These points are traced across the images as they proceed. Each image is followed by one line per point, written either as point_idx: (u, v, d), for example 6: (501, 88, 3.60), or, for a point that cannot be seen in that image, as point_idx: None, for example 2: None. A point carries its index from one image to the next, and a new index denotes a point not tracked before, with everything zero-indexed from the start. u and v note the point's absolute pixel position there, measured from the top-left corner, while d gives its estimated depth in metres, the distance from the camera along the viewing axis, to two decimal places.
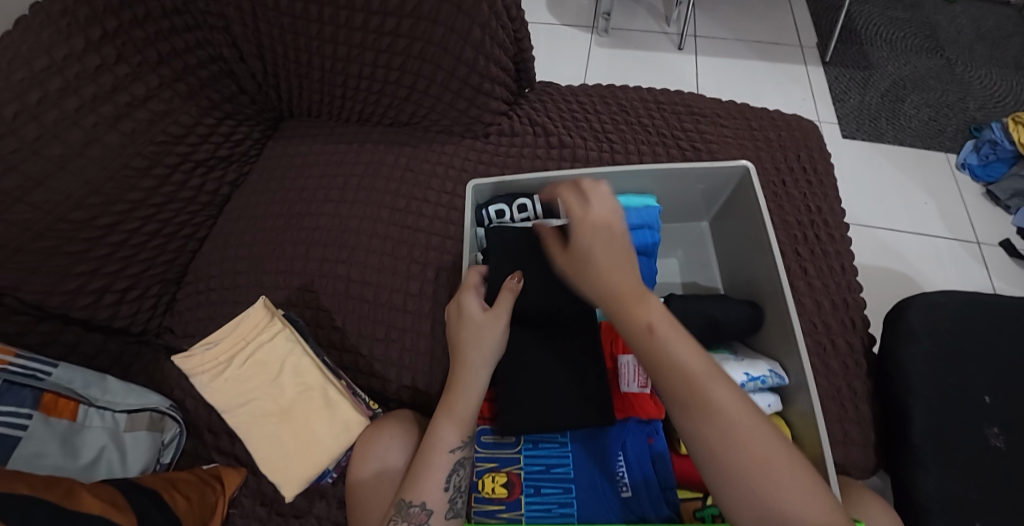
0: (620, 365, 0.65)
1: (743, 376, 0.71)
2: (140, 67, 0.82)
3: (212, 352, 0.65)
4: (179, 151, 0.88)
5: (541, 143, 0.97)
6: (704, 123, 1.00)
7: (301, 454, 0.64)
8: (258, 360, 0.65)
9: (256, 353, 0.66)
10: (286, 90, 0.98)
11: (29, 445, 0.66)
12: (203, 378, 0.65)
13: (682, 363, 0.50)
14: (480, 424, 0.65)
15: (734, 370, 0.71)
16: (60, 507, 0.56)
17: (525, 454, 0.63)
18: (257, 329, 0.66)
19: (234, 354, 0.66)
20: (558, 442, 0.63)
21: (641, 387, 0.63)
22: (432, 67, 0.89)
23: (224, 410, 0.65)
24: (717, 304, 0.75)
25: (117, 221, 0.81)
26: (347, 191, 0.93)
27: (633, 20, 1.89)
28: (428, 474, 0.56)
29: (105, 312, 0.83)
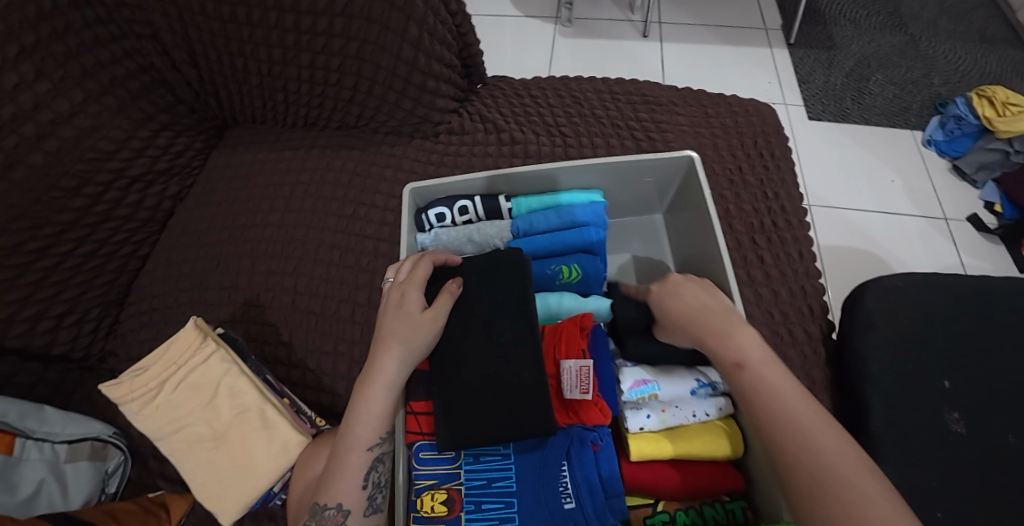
0: (563, 370, 0.63)
1: (694, 383, 0.65)
2: (63, 82, 0.78)
3: (141, 378, 0.62)
4: (113, 167, 0.84)
5: (493, 140, 0.95)
6: (659, 112, 0.98)
7: (239, 479, 0.61)
8: (190, 383, 0.63)
9: (188, 376, 0.63)
10: (225, 97, 0.94)
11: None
12: (132, 407, 0.62)
13: (749, 361, 0.56)
14: (419, 439, 0.63)
15: (684, 377, 0.65)
16: None
17: (466, 468, 0.61)
18: (189, 351, 0.63)
19: (165, 379, 0.63)
20: (500, 454, 0.61)
21: (583, 393, 0.62)
22: (372, 67, 0.86)
23: (156, 439, 0.62)
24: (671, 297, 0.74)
25: (47, 244, 0.78)
26: (293, 199, 0.90)
27: (597, 9, 1.86)
28: (344, 472, 0.55)
29: (41, 340, 0.79)
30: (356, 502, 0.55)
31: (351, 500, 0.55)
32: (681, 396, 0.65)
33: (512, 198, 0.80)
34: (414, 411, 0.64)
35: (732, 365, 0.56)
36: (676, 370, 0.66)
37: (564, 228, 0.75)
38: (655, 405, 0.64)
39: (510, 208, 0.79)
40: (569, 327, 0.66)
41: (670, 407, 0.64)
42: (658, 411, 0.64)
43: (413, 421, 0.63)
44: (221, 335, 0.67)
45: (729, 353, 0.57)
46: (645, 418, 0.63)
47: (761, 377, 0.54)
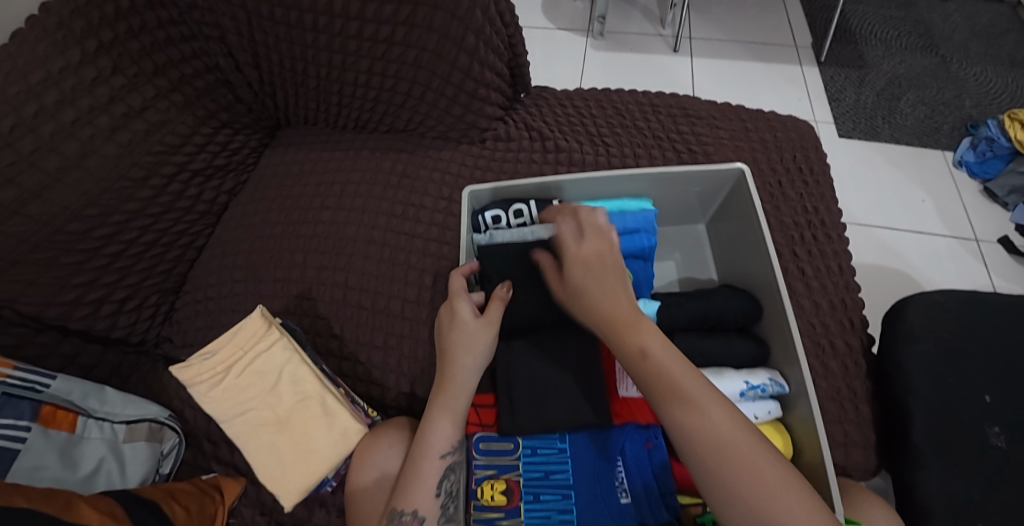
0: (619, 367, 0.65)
1: (743, 385, 0.70)
2: (136, 78, 0.82)
3: (209, 362, 0.65)
4: (177, 161, 0.88)
5: (537, 148, 0.97)
6: (700, 125, 1.00)
7: (301, 463, 0.63)
8: (256, 369, 0.65)
9: (253, 363, 0.65)
10: (283, 98, 0.98)
11: (29, 458, 0.66)
12: (201, 389, 0.64)
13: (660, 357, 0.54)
14: (479, 431, 0.65)
15: (733, 379, 0.70)
16: (61, 519, 0.55)
17: (524, 460, 0.63)
18: (255, 338, 0.66)
19: (233, 364, 0.65)
20: (557, 448, 0.63)
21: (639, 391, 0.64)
22: (427, 74, 0.89)
23: (222, 421, 0.65)
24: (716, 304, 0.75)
25: (115, 231, 0.81)
26: (345, 198, 0.93)
27: (629, 23, 1.90)
28: (420, 481, 0.57)
29: (104, 323, 0.83)
30: (430, 511, 0.57)
31: (425, 508, 0.57)
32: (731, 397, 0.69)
33: (565, 204, 0.82)
34: (474, 403, 0.66)
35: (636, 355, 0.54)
36: (726, 372, 0.71)
37: (617, 235, 0.77)
38: None
39: None
40: None
41: None
42: None
43: (472, 413, 0.66)
44: (284, 324, 0.70)
45: (631, 342, 0.55)
46: None
47: (695, 409, 0.51)
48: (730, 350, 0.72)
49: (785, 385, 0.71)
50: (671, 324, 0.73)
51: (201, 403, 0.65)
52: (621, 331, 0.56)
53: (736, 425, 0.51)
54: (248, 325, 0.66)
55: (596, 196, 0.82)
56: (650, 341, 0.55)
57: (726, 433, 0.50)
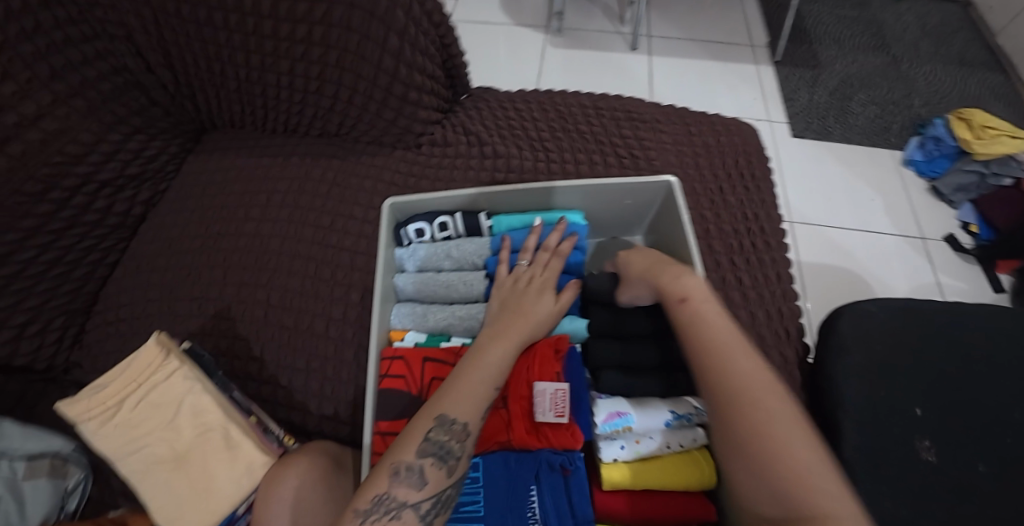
0: (536, 392, 0.61)
1: (668, 415, 0.63)
2: (30, 84, 0.75)
3: (100, 396, 0.60)
4: (81, 172, 0.81)
5: (475, 153, 0.95)
6: (643, 128, 0.97)
7: (199, 502, 0.59)
8: (151, 401, 0.60)
9: (149, 394, 0.60)
10: (203, 101, 0.93)
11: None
12: (90, 426, 0.59)
13: (691, 297, 0.62)
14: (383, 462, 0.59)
15: (658, 408, 0.64)
16: None
17: None
18: (151, 368, 0.61)
19: (127, 397, 0.60)
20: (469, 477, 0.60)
21: (557, 416, 0.60)
22: (352, 76, 0.85)
23: (113, 459, 0.60)
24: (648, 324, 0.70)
25: (9, 250, 0.74)
26: (270, 208, 0.90)
27: (588, 20, 1.87)
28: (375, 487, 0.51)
29: (2, 351, 0.76)
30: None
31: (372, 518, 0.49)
32: (655, 427, 0.63)
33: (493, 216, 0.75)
34: (382, 431, 0.59)
35: (676, 301, 0.62)
36: (651, 400, 0.64)
37: None
38: (630, 436, 0.63)
39: (491, 225, 0.73)
40: (544, 348, 0.63)
41: (645, 439, 0.62)
42: (632, 442, 0.62)
43: (378, 442, 0.59)
44: (187, 351, 0.65)
45: (675, 292, 0.63)
46: (620, 449, 0.62)
47: (689, 315, 0.61)
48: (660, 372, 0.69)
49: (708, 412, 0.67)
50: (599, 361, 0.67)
51: (90, 439, 0.60)
52: (663, 284, 0.64)
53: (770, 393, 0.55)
54: (144, 353, 0.61)
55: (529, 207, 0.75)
56: (691, 287, 0.63)
57: (760, 396, 0.54)
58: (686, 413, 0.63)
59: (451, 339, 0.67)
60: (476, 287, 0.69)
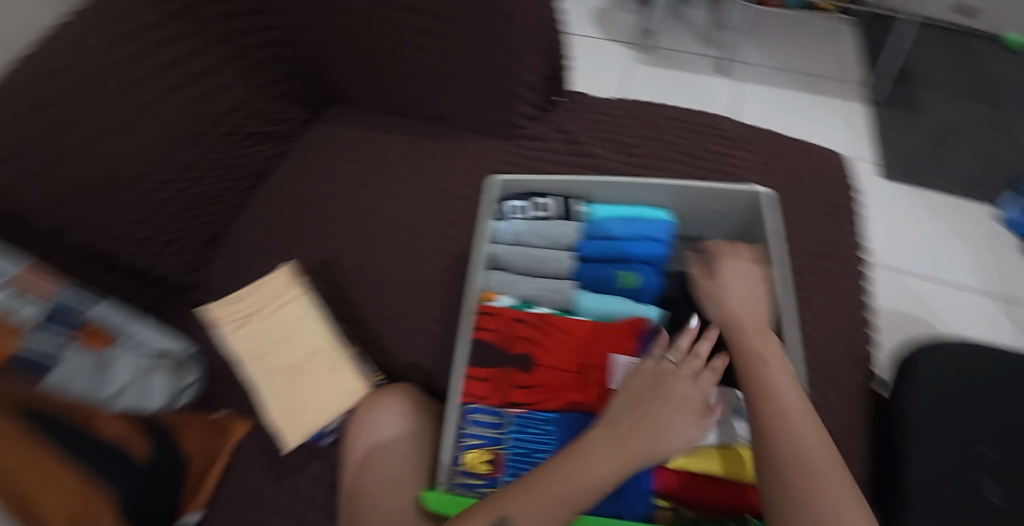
0: (614, 363, 0.62)
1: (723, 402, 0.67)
2: (203, 42, 0.86)
3: (237, 306, 0.73)
4: (229, 124, 0.94)
5: (565, 150, 1.01)
6: (731, 146, 1.00)
7: (309, 413, 0.69)
8: (277, 317, 0.72)
9: (275, 311, 0.73)
10: (331, 76, 1.05)
11: (64, 370, 0.67)
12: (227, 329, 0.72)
13: (751, 320, 0.61)
14: (472, 402, 0.62)
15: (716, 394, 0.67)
16: (87, 433, 0.62)
17: (512, 435, 0.60)
18: (278, 291, 0.74)
19: (258, 310, 0.73)
20: (544, 428, 0.60)
21: (631, 386, 0.60)
22: (469, 67, 0.94)
23: (240, 360, 0.72)
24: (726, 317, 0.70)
25: (167, 180, 0.86)
26: (377, 176, 0.99)
27: (679, 40, 1.90)
28: None
29: (146, 261, 0.87)
30: None
31: None
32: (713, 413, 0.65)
33: (586, 203, 0.78)
34: (471, 375, 0.63)
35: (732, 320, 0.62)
36: None
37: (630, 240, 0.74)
38: None
39: (584, 212, 0.77)
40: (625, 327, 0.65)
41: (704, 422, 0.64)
42: None
43: (468, 384, 0.62)
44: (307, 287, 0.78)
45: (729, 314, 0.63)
46: None
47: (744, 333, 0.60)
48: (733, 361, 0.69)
49: None
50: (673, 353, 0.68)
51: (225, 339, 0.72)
52: (727, 305, 0.64)
53: (800, 406, 0.53)
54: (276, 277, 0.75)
55: (620, 199, 0.78)
56: (747, 311, 0.62)
57: (784, 401, 0.52)
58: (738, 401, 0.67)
59: (537, 306, 0.71)
60: (564, 266, 0.74)
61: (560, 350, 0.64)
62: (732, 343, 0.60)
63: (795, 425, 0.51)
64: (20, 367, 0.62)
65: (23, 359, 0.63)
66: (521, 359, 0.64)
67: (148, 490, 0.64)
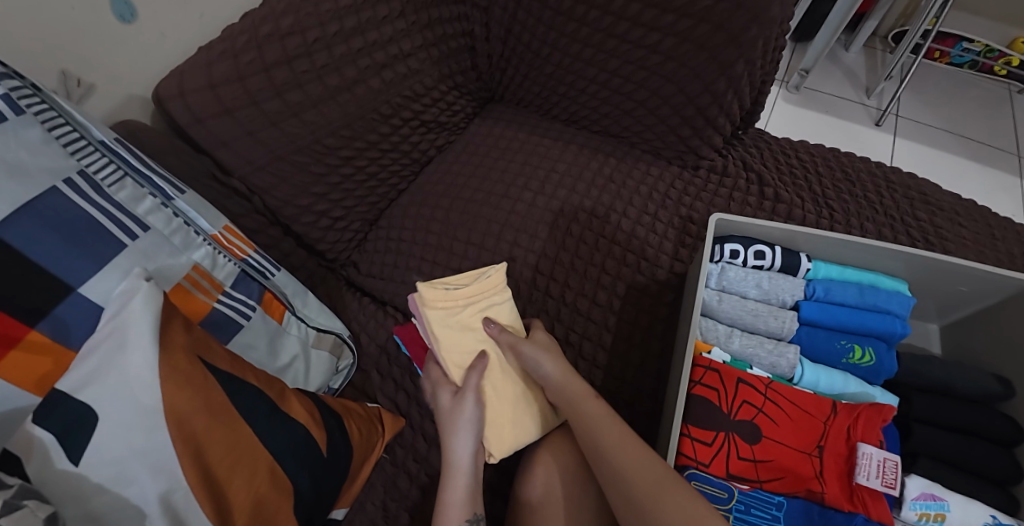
0: (860, 454, 0.55)
1: (988, 518, 0.55)
2: (413, 25, 0.83)
3: (455, 294, 0.68)
4: (414, 109, 0.90)
5: (752, 191, 0.94)
6: (941, 217, 0.89)
7: (518, 423, 0.69)
8: (489, 316, 0.70)
9: (488, 309, 0.70)
10: (511, 75, 1.01)
11: (245, 335, 0.65)
12: (439, 316, 0.68)
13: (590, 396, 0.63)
14: (690, 467, 0.55)
15: (976, 508, 0.56)
16: (277, 408, 0.58)
17: (734, 515, 0.53)
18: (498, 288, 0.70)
19: (474, 303, 0.69)
20: (772, 512, 0.54)
21: (883, 486, 0.54)
22: (674, 88, 0.88)
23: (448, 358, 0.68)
24: (979, 413, 0.61)
25: (353, 155, 0.83)
26: (548, 185, 0.94)
27: (829, 82, 1.78)
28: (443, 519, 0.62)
29: (317, 234, 0.85)
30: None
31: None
32: None
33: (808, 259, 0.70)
34: (692, 436, 0.56)
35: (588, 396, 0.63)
36: (969, 497, 0.57)
37: (864, 310, 0.65)
38: None
39: (809, 270, 0.68)
40: (868, 410, 0.57)
41: None
42: None
43: (686, 445, 0.56)
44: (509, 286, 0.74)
45: (580, 404, 0.62)
46: None
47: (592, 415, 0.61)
48: (989, 464, 0.60)
49: None
50: (919, 445, 0.60)
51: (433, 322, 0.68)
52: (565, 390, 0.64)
53: (647, 473, 0.53)
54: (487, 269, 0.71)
55: (848, 261, 0.70)
56: (576, 389, 0.64)
57: (631, 473, 0.54)
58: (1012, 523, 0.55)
59: (754, 369, 0.62)
60: (787, 326, 0.65)
61: (791, 425, 0.56)
62: (579, 423, 0.61)
63: (646, 492, 0.52)
64: (213, 324, 0.62)
65: (217, 315, 0.62)
66: (746, 428, 0.56)
67: (321, 482, 0.60)
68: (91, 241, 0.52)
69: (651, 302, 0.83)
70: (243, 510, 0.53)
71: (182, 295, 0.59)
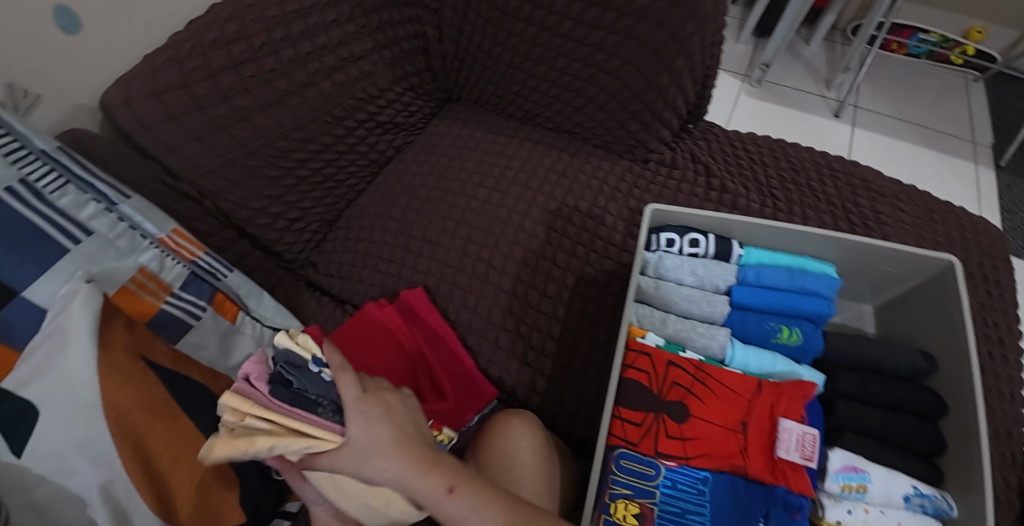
0: (781, 429, 0.58)
1: (908, 489, 0.59)
2: (363, 28, 0.85)
3: None
4: (369, 110, 0.91)
5: (700, 182, 0.96)
6: (882, 203, 0.92)
7: None
8: None
9: None
10: (466, 75, 1.03)
11: (195, 335, 0.65)
12: None
13: (446, 485, 0.51)
14: (621, 446, 0.59)
15: (898, 479, 0.59)
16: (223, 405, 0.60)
17: (662, 490, 0.57)
18: None
19: None
20: (698, 486, 0.57)
21: (802, 458, 0.57)
22: (621, 85, 0.91)
23: None
24: (898, 387, 0.64)
25: (307, 158, 0.85)
26: (503, 181, 0.96)
27: (791, 76, 1.82)
28: None
29: (273, 236, 0.87)
30: None
31: None
32: (891, 500, 0.58)
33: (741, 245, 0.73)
34: (622, 417, 0.60)
35: (440, 491, 0.51)
36: (891, 469, 0.60)
37: (791, 292, 0.68)
38: (860, 502, 0.58)
39: (741, 255, 0.71)
40: (792, 388, 0.60)
41: (876, 510, 0.58)
42: (861, 509, 0.58)
43: (617, 426, 0.60)
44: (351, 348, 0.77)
45: (434, 497, 0.51)
46: (846, 512, 0.57)
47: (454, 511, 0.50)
48: (913, 437, 0.62)
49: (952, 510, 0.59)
50: (844, 419, 0.63)
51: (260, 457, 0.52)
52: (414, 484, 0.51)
53: None
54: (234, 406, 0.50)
55: (779, 246, 0.73)
56: (428, 487, 0.51)
57: None
58: (930, 492, 0.58)
59: (686, 351, 0.66)
60: (719, 309, 0.68)
61: (718, 405, 0.60)
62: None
63: None
64: (159, 324, 0.62)
65: (165, 316, 0.63)
66: (675, 408, 0.60)
67: (266, 474, 0.62)
68: (34, 245, 0.53)
69: (601, 293, 0.86)
70: (186, 503, 0.54)
71: (128, 297, 0.60)
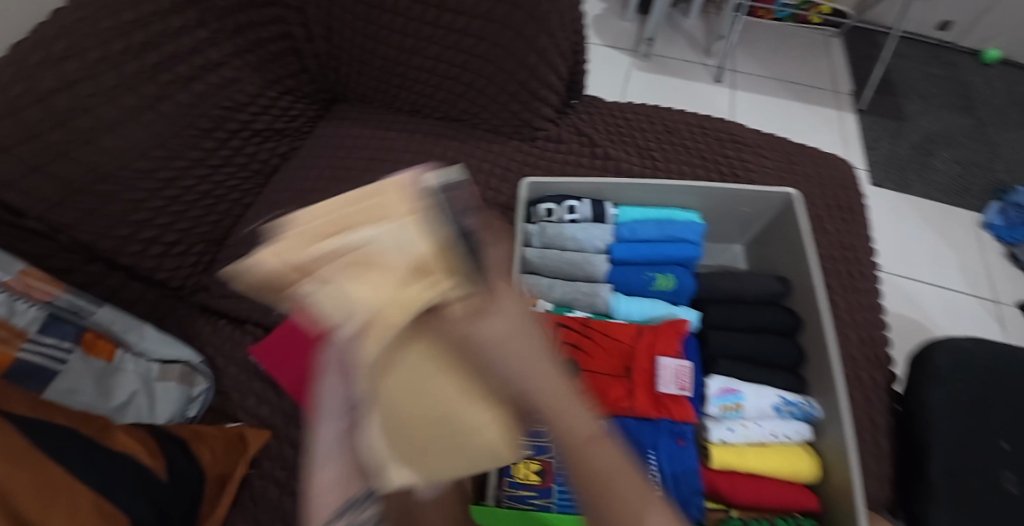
0: (659, 366, 0.64)
1: (777, 398, 0.65)
2: (217, 33, 0.84)
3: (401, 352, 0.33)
4: (240, 119, 0.90)
5: (586, 152, 1.01)
6: (747, 152, 1.00)
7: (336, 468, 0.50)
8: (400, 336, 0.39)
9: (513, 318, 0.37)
10: (345, 75, 1.02)
11: (64, 380, 0.64)
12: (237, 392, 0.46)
13: None
14: None
15: (767, 392, 0.66)
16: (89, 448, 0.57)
17: None
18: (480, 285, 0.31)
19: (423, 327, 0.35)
20: None
21: (679, 389, 0.63)
22: (494, 67, 0.93)
23: None
24: (763, 311, 0.70)
25: (175, 175, 0.82)
26: (395, 176, 0.96)
27: (674, 48, 1.92)
28: None
29: (149, 263, 0.83)
30: None
31: None
32: (763, 413, 0.65)
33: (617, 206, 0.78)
34: None
35: None
36: (760, 384, 0.66)
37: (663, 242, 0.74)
38: (737, 419, 0.64)
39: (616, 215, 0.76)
40: (667, 327, 0.66)
41: (752, 423, 0.64)
42: (739, 425, 0.64)
43: None
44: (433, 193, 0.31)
45: None
46: (727, 430, 0.63)
47: None
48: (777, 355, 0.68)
49: (816, 411, 0.65)
50: (717, 348, 0.68)
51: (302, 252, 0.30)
52: None
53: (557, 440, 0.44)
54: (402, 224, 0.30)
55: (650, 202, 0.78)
56: None
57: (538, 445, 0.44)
58: (794, 398, 0.65)
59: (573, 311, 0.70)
60: (598, 268, 0.73)
61: (603, 355, 0.66)
62: None
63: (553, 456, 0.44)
64: (20, 373, 0.60)
65: (24, 363, 0.61)
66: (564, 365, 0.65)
67: (163, 506, 0.60)
68: None
69: None
70: None
71: None
